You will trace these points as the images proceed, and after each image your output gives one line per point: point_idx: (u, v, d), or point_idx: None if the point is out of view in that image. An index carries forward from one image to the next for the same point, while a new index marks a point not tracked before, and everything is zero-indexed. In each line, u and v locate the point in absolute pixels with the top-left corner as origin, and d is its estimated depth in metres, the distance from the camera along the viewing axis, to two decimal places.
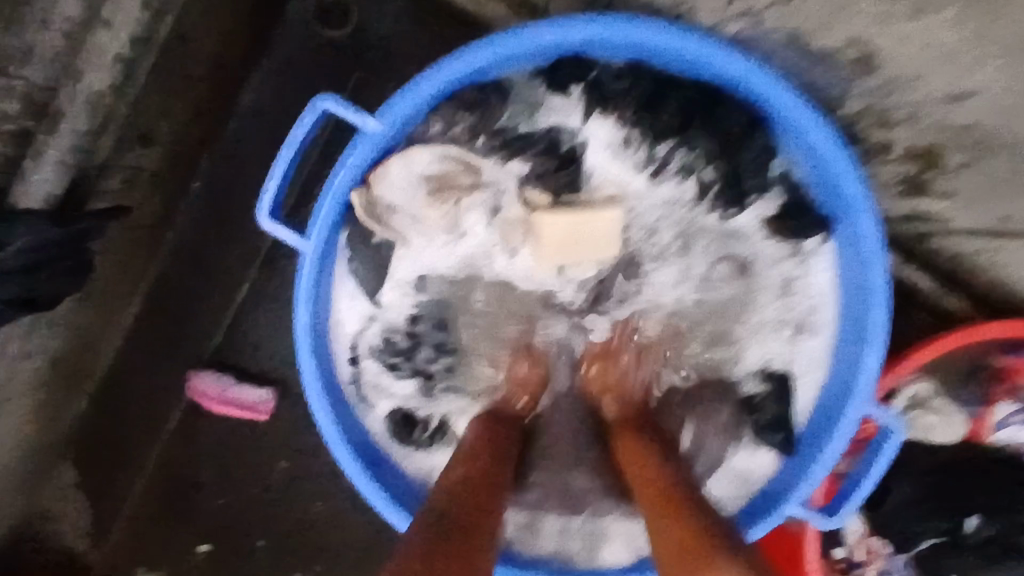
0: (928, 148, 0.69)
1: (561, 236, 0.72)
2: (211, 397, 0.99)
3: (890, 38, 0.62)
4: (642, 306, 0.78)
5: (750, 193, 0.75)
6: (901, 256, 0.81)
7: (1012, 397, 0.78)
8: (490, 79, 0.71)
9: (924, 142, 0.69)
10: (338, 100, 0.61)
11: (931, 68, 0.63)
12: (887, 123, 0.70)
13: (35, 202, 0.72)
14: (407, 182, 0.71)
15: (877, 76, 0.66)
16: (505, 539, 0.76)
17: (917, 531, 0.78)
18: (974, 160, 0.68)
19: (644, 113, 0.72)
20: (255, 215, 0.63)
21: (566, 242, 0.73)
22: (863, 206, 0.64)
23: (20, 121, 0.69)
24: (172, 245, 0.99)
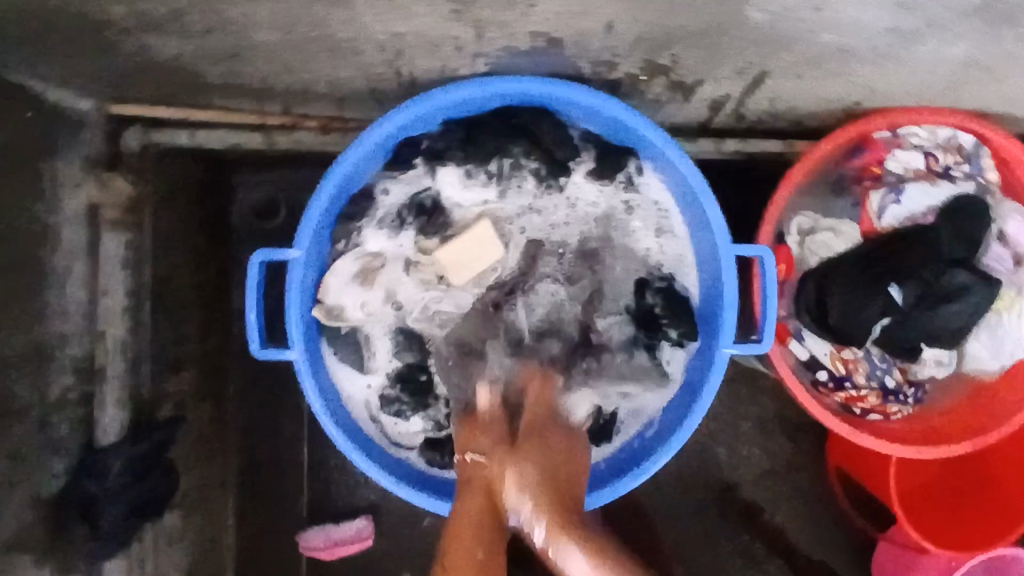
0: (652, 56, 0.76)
1: (455, 259, 0.85)
2: (322, 545, 1.25)
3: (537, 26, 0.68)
4: (548, 285, 0.89)
5: (568, 162, 0.86)
6: (737, 138, 1.00)
7: (876, 186, 0.96)
8: (353, 189, 0.86)
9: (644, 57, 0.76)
10: (265, 250, 0.82)
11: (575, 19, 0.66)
12: (608, 63, 0.77)
13: (113, 435, 0.98)
14: (345, 286, 0.86)
15: (567, 42, 0.72)
16: None
17: (867, 323, 0.91)
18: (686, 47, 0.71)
19: (466, 149, 0.85)
20: (250, 351, 0.83)
21: (460, 263, 0.86)
22: (641, 121, 0.79)
23: (81, 385, 0.95)
24: (235, 443, 1.24)
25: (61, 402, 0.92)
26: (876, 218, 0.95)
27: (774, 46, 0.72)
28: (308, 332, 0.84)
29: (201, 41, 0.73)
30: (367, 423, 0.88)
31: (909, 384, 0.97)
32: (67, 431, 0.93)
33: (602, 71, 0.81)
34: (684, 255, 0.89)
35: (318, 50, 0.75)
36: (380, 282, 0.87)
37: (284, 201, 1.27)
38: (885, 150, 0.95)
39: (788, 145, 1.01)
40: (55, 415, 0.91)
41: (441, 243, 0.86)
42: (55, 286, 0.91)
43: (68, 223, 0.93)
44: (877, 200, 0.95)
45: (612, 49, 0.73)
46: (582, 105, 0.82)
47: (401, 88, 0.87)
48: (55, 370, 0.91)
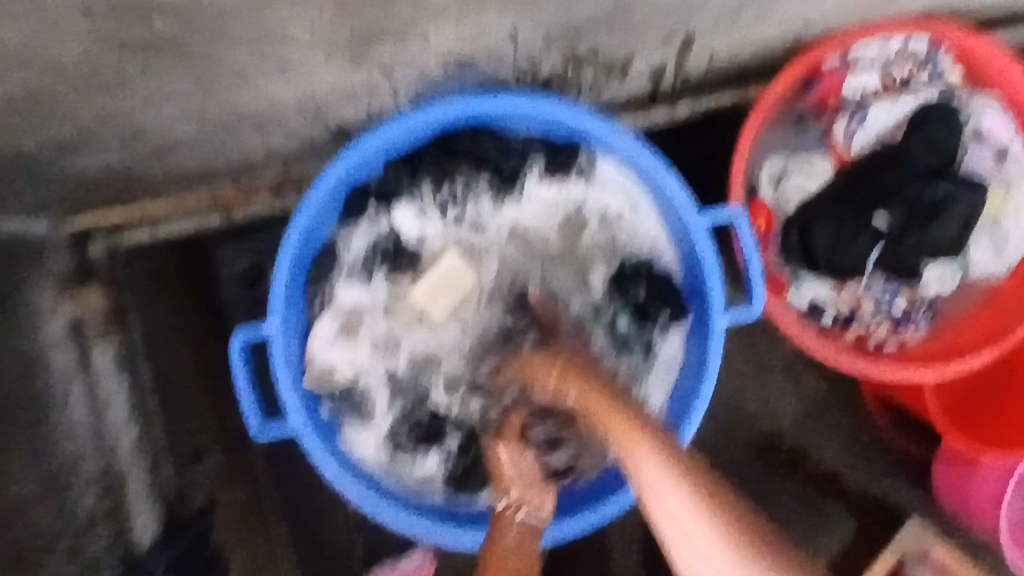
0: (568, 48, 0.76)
1: (432, 295, 0.85)
2: None
3: (444, 49, 0.69)
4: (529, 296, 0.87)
5: (518, 170, 0.85)
6: (688, 101, 0.98)
7: (838, 115, 0.93)
8: (315, 250, 0.85)
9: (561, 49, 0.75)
10: (242, 331, 0.81)
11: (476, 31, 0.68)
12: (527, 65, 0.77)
13: (152, 531, 1.01)
14: (331, 345, 0.85)
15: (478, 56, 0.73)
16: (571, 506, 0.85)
17: (862, 254, 0.88)
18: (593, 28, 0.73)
19: (415, 184, 0.84)
20: (252, 434, 0.82)
21: (440, 299, 0.85)
22: (579, 115, 0.77)
23: (108, 499, 0.96)
24: None
25: (92, 519, 0.93)
26: (846, 147, 0.93)
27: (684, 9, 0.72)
28: (304, 400, 0.83)
29: (124, 149, 0.73)
30: (383, 475, 0.87)
31: (918, 306, 0.93)
32: (106, 546, 0.94)
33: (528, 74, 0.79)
34: (659, 233, 0.87)
35: (239, 128, 0.74)
36: (364, 333, 0.86)
37: None
38: (840, 77, 0.91)
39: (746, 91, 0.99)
40: (89, 535, 0.92)
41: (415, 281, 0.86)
42: (57, 411, 0.92)
43: (54, 348, 0.95)
44: (842, 129, 0.92)
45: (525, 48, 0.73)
46: (516, 112, 0.80)
47: (337, 141, 0.87)
48: (77, 491, 0.92)
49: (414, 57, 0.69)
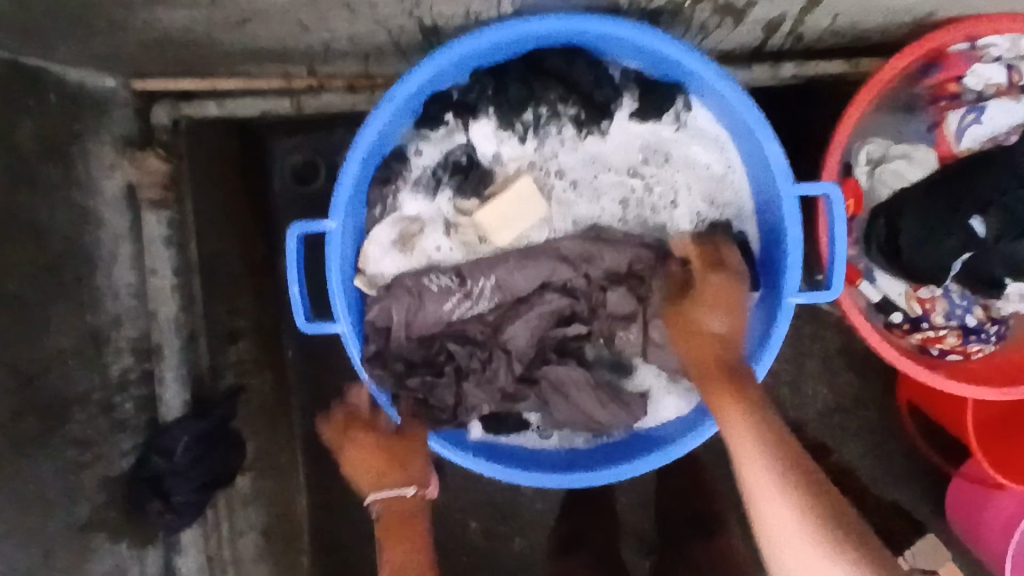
0: None
1: (498, 220, 0.81)
2: None
3: None
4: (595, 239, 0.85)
5: (608, 104, 0.80)
6: (795, 61, 0.91)
7: (955, 106, 0.86)
8: (386, 151, 0.82)
9: None
10: (302, 222, 0.80)
11: None
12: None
13: (176, 412, 1.01)
14: (384, 254, 0.82)
15: None
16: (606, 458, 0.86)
17: (942, 259, 0.81)
18: None
19: (499, 100, 0.80)
20: (296, 327, 0.82)
21: (505, 227, 0.81)
22: (688, 55, 0.73)
23: (141, 364, 0.97)
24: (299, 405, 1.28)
25: (123, 383, 0.94)
26: (955, 142, 0.86)
27: None
28: (353, 302, 0.82)
29: (210, 10, 0.70)
30: None
31: (993, 321, 0.87)
32: (132, 410, 0.95)
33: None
34: (741, 197, 0.83)
35: (332, 7, 0.71)
36: (419, 248, 0.83)
37: (322, 160, 1.25)
38: (963, 65, 0.85)
39: (856, 63, 0.92)
40: (119, 396, 0.93)
41: (482, 203, 0.81)
42: (104, 270, 0.92)
43: (108, 206, 0.93)
44: (955, 121, 0.86)
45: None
46: (620, 41, 0.76)
47: (425, 38, 0.83)
48: (113, 351, 0.92)
49: None
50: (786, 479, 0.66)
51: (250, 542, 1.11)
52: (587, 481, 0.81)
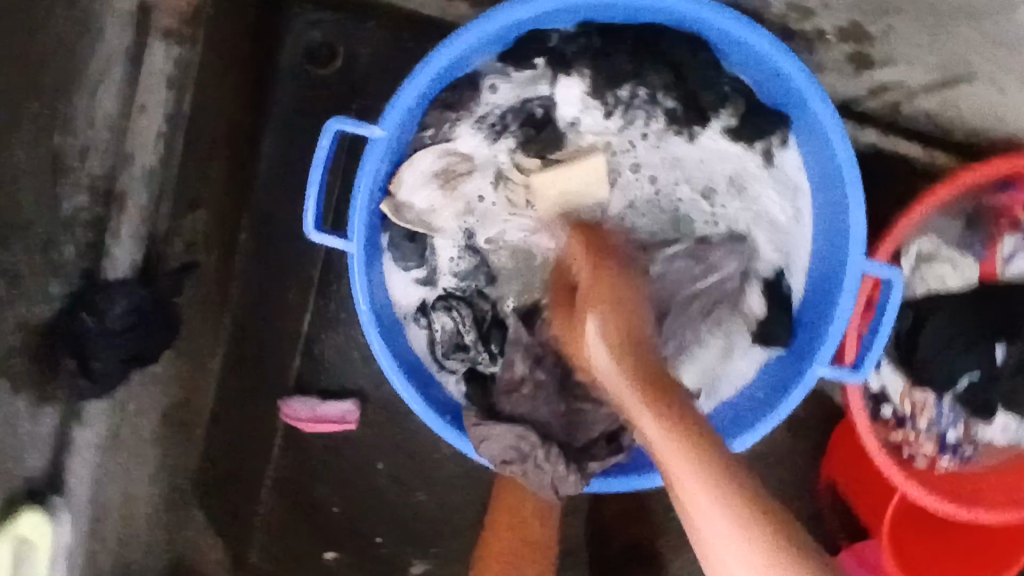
0: (851, 24, 0.72)
1: (556, 192, 0.74)
2: (305, 417, 1.26)
3: None
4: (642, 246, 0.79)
5: (708, 111, 0.75)
6: (878, 131, 0.88)
7: (1012, 231, 0.86)
8: (459, 72, 0.74)
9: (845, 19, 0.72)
10: (346, 119, 0.71)
11: None
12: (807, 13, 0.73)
13: (124, 271, 0.87)
14: (422, 183, 0.75)
15: None
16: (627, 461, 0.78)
17: (952, 371, 0.84)
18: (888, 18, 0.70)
19: (599, 63, 0.73)
20: (302, 229, 0.74)
21: (564, 205, 0.75)
22: (814, 91, 0.68)
23: (95, 208, 0.84)
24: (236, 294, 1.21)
25: (71, 222, 0.82)
26: (1002, 265, 0.86)
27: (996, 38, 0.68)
28: (372, 221, 0.75)
29: None
30: (410, 331, 0.81)
31: (970, 442, 0.89)
32: (72, 255, 0.83)
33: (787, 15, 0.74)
34: (801, 252, 0.78)
35: None
36: (461, 188, 0.76)
37: (342, 46, 1.15)
38: None
39: (932, 155, 0.88)
40: (62, 236, 0.81)
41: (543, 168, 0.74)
42: (83, 92, 0.81)
43: (111, 21, 0.82)
44: (1009, 246, 0.86)
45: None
46: (749, 50, 0.70)
47: None
48: (68, 184, 0.81)
49: None
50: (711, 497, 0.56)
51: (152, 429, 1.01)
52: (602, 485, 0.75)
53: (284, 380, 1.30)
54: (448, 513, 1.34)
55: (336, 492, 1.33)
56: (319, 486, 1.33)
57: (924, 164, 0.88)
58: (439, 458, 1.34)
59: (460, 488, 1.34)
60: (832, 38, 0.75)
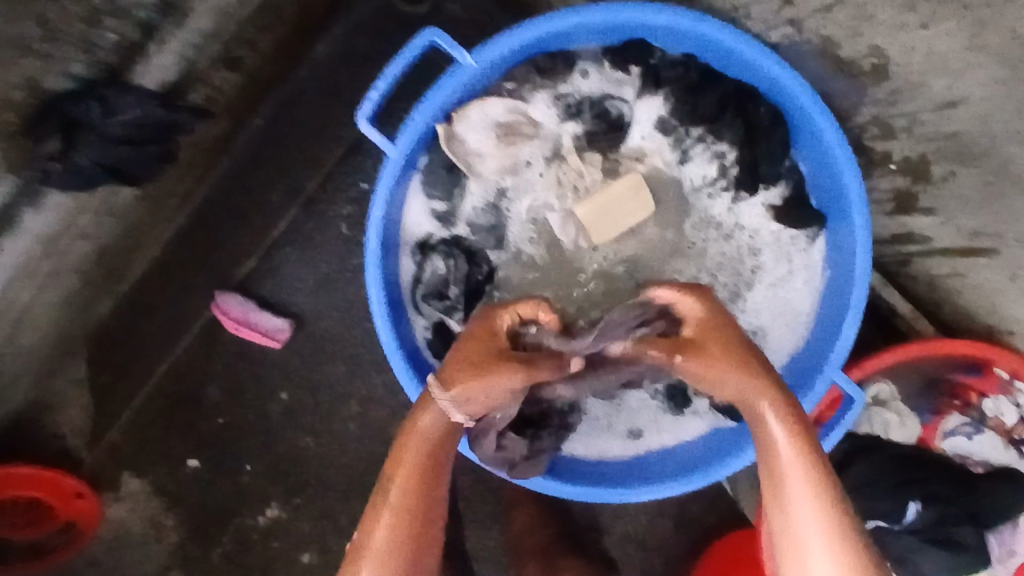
0: (919, 158, 0.76)
1: (598, 216, 0.77)
2: (232, 315, 1.22)
3: (898, 47, 0.68)
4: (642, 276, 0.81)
5: (762, 181, 0.78)
6: (882, 276, 0.92)
7: (960, 411, 0.90)
8: (561, 45, 0.76)
9: (916, 152, 0.76)
10: (443, 34, 0.70)
11: (930, 79, 0.68)
12: (889, 133, 0.77)
13: (151, 83, 0.84)
14: (482, 126, 0.75)
15: (887, 84, 0.72)
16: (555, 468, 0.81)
17: (864, 513, 0.86)
18: (957, 168, 0.73)
19: (686, 99, 0.76)
20: (352, 114, 0.71)
21: (599, 221, 0.77)
22: (861, 202, 0.72)
23: (153, 14, 0.80)
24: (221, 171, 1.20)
25: (125, 13, 0.77)
26: (940, 436, 0.90)
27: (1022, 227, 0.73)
28: (420, 138, 0.74)
29: None
30: (403, 259, 0.78)
31: None
32: (108, 44, 0.79)
33: (868, 127, 0.79)
34: (791, 342, 0.80)
35: None
36: (515, 147, 0.78)
37: None
38: (996, 388, 0.87)
39: (915, 316, 0.91)
40: (110, 21, 0.77)
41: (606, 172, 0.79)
42: None
43: None
44: (952, 422, 0.90)
45: (933, 112, 0.71)
46: (823, 145, 0.74)
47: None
48: None
49: (881, 29, 0.67)
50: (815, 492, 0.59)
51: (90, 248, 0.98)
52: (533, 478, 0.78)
53: (229, 272, 1.25)
54: (325, 467, 1.27)
55: (226, 404, 1.27)
56: (212, 389, 1.27)
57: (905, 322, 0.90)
58: (342, 413, 1.27)
59: (350, 455, 1.27)
60: (894, 166, 0.80)
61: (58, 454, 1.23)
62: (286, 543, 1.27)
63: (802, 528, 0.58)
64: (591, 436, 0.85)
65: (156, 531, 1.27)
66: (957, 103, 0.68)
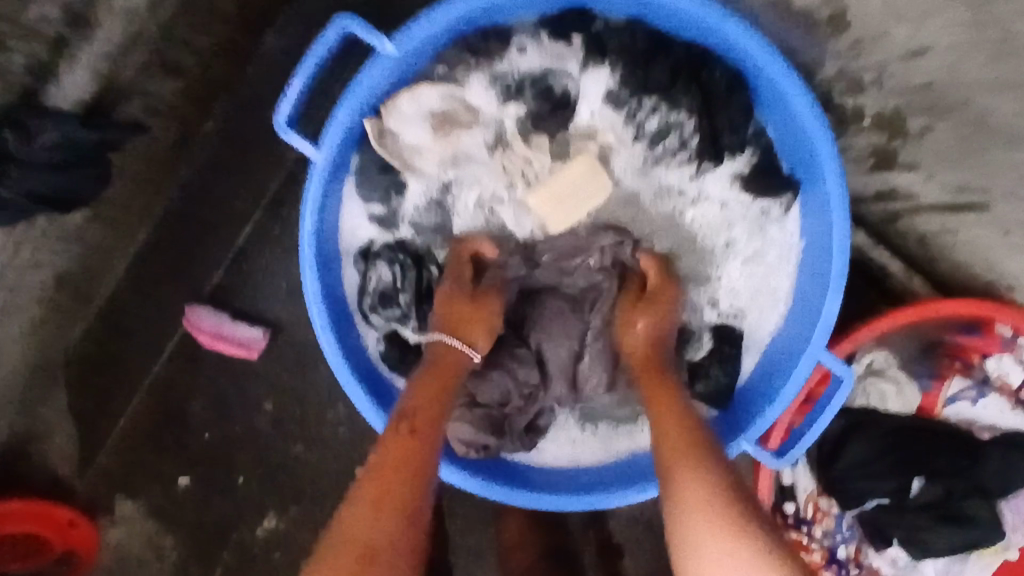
0: (892, 112, 0.72)
1: (556, 203, 0.72)
2: (206, 329, 1.12)
3: None
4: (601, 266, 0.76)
5: (726, 150, 0.74)
6: (870, 235, 0.85)
7: (962, 373, 0.84)
8: (493, 20, 0.72)
9: (889, 106, 0.71)
10: (359, 21, 0.65)
11: (892, 25, 0.65)
12: (857, 87, 0.73)
13: (65, 105, 0.79)
14: (415, 116, 0.71)
15: (848, 35, 0.68)
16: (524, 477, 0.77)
17: (864, 491, 0.81)
18: (932, 122, 0.70)
19: (636, 69, 0.72)
20: (270, 119, 0.67)
21: (557, 206, 0.73)
22: (832, 165, 0.66)
23: (62, 28, 0.74)
24: None
25: (29, 32, 0.71)
26: (942, 404, 0.85)
27: (1007, 180, 0.69)
28: (346, 137, 0.70)
29: None
30: (349, 267, 0.76)
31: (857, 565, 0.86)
32: (18, 67, 0.73)
33: (835, 83, 0.75)
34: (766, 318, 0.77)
35: None
36: (454, 136, 0.73)
37: None
38: (998, 347, 0.82)
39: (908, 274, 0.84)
40: (14, 42, 0.71)
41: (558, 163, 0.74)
42: None
43: None
44: (954, 387, 0.84)
45: (901, 62, 0.67)
46: (786, 107, 0.69)
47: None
48: None
49: None
50: (723, 492, 0.56)
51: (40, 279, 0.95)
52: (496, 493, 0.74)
53: (200, 283, 1.16)
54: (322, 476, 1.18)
55: (212, 418, 1.18)
56: (195, 404, 1.19)
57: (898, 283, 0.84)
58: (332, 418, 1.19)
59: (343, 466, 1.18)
60: (867, 123, 0.75)
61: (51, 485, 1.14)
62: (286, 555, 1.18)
63: (687, 537, 0.55)
64: (565, 437, 0.82)
65: (157, 553, 1.19)
66: (923, 51, 0.65)
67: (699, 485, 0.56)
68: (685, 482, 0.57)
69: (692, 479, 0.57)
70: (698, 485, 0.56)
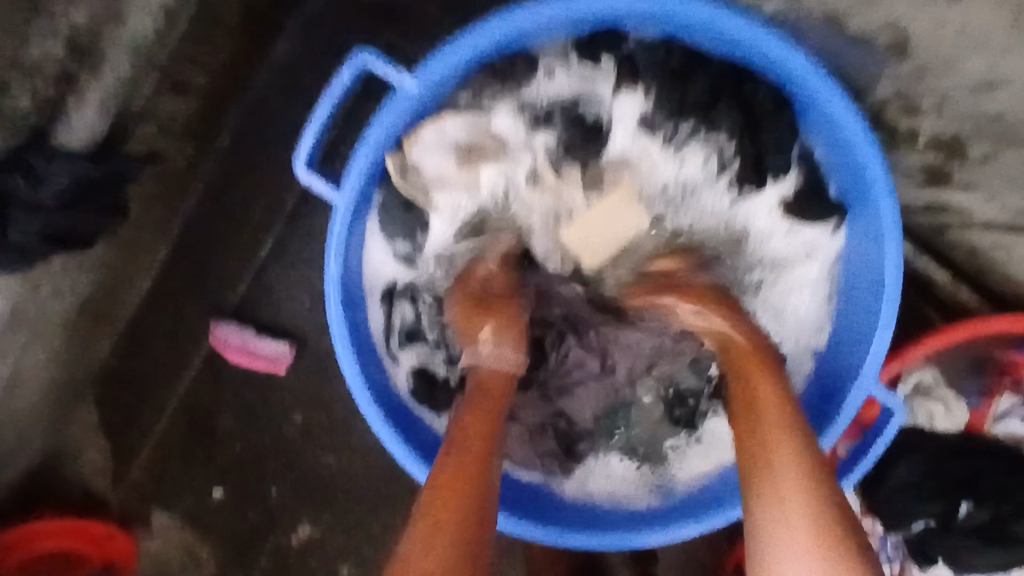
0: (952, 137, 0.69)
1: (588, 239, 0.75)
2: (233, 345, 1.07)
3: (920, 23, 0.62)
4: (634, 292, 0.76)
5: (769, 173, 0.72)
6: (915, 245, 0.81)
7: (1011, 391, 0.81)
8: (519, 47, 0.70)
9: (947, 131, 0.69)
10: (375, 56, 0.63)
11: (965, 56, 0.62)
12: (913, 109, 0.70)
13: (74, 144, 0.77)
14: (439, 147, 0.71)
15: (911, 61, 0.65)
16: (560, 513, 0.77)
17: (908, 515, 0.79)
18: (1000, 149, 0.67)
19: (674, 90, 0.71)
20: (291, 163, 0.66)
21: (587, 245, 0.75)
22: (883, 190, 0.62)
23: (66, 64, 0.72)
24: None
25: (34, 70, 0.68)
26: (991, 420, 0.81)
27: None
28: (370, 175, 0.69)
29: None
30: (374, 304, 0.76)
31: None
32: (22, 109, 0.71)
33: (887, 103, 0.71)
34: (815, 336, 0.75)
35: None
36: (478, 168, 0.73)
37: None
38: None
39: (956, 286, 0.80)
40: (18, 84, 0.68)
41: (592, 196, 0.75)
42: None
43: None
44: (1004, 404, 0.81)
45: (968, 92, 0.64)
46: (833, 125, 0.65)
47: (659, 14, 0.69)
48: (44, 29, 0.67)
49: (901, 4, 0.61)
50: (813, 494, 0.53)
51: (62, 308, 0.94)
52: (537, 532, 0.73)
53: (222, 297, 1.10)
54: (354, 485, 1.14)
55: (242, 429, 1.14)
56: (225, 416, 1.14)
57: (946, 296, 0.80)
58: (362, 426, 1.13)
59: (375, 481, 1.13)
60: (922, 142, 0.71)
61: (84, 497, 1.14)
62: (321, 561, 1.15)
63: (789, 524, 0.53)
64: (605, 470, 0.82)
65: (194, 561, 1.16)
66: (998, 84, 0.63)
67: (787, 475, 0.54)
68: (778, 501, 0.54)
69: (795, 477, 0.54)
70: (796, 473, 0.54)
